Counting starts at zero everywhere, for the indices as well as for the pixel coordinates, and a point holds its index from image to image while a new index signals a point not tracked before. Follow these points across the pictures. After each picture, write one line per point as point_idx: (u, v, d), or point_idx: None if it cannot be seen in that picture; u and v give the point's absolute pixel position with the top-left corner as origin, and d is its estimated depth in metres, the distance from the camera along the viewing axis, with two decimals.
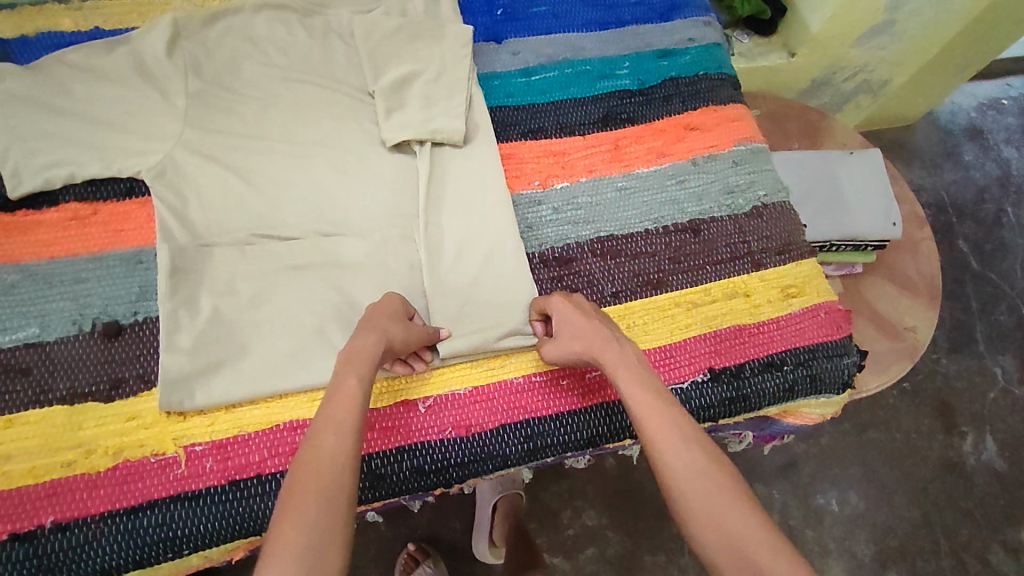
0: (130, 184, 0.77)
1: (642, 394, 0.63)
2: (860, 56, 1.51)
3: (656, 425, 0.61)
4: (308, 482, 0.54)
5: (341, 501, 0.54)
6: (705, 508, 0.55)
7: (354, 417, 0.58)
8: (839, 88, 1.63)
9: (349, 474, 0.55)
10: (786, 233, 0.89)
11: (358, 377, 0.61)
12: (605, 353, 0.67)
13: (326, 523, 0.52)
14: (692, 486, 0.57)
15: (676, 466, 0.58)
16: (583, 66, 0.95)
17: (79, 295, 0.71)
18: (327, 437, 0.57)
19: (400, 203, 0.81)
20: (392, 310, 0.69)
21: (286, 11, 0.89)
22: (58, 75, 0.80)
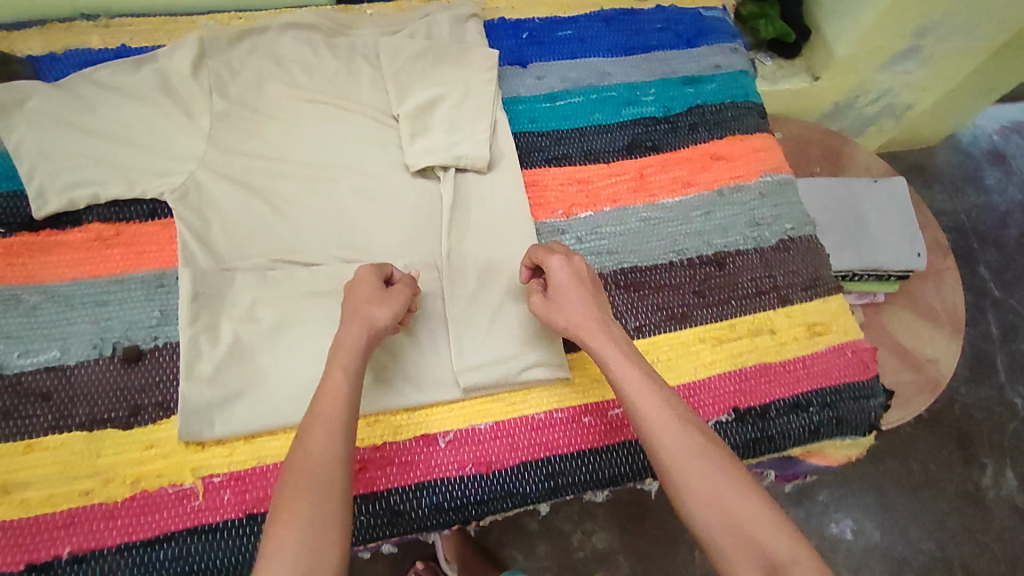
0: (153, 206, 0.77)
1: (634, 380, 0.66)
2: (884, 80, 1.49)
3: (650, 409, 0.64)
4: (301, 481, 0.57)
5: (331, 498, 0.58)
6: (700, 491, 0.60)
7: (341, 419, 0.61)
8: (861, 112, 1.60)
9: (339, 472, 0.59)
10: (812, 267, 0.88)
11: (343, 373, 0.64)
12: (595, 336, 0.69)
13: (321, 520, 0.56)
14: (688, 467, 0.61)
15: (671, 449, 0.62)
16: (608, 92, 0.94)
17: (100, 318, 0.71)
18: (314, 439, 0.60)
19: (422, 230, 0.80)
20: (372, 285, 0.69)
21: (313, 31, 0.88)
22: (85, 93, 0.79)
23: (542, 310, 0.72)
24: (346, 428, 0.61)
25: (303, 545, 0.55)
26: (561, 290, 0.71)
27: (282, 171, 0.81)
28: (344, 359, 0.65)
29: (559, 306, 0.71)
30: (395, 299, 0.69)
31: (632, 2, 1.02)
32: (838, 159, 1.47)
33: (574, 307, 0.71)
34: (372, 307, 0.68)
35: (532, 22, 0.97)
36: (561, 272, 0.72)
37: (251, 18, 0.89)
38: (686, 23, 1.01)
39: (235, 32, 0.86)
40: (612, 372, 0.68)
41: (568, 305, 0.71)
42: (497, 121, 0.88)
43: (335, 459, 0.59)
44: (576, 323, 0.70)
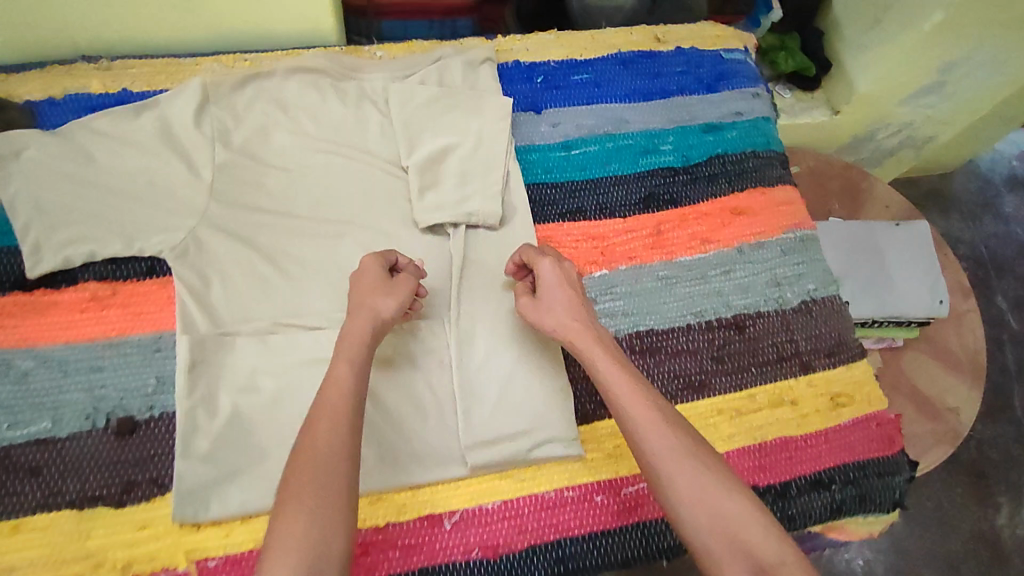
0: (151, 264, 0.74)
1: (622, 383, 0.65)
2: (906, 114, 1.43)
3: (639, 412, 0.63)
4: (302, 477, 0.57)
5: (334, 492, 0.57)
6: (691, 490, 0.59)
7: (347, 415, 0.61)
8: (880, 144, 1.55)
9: (344, 465, 0.58)
10: (836, 332, 0.84)
11: (349, 364, 0.64)
12: (584, 341, 0.68)
13: (323, 515, 0.55)
14: (675, 467, 0.60)
15: (659, 450, 0.61)
16: (625, 140, 0.90)
17: (94, 386, 0.68)
18: (319, 432, 0.59)
19: (430, 290, 0.77)
20: (375, 276, 0.70)
21: (320, 75, 0.85)
22: (84, 142, 0.76)
23: (530, 311, 0.71)
24: (352, 422, 0.61)
25: (304, 540, 0.54)
26: (547, 291, 0.71)
27: (286, 225, 0.77)
28: (352, 351, 0.65)
29: (546, 306, 0.71)
30: (400, 290, 0.70)
31: (650, 42, 0.97)
32: (856, 196, 1.40)
33: (558, 309, 0.70)
34: (378, 299, 0.68)
35: (547, 65, 0.93)
36: (550, 274, 0.72)
37: (256, 61, 0.85)
38: (707, 65, 0.97)
39: (240, 77, 0.82)
40: (599, 377, 0.67)
41: (556, 307, 0.70)
42: (510, 173, 0.84)
43: (340, 454, 0.59)
44: (561, 326, 0.70)
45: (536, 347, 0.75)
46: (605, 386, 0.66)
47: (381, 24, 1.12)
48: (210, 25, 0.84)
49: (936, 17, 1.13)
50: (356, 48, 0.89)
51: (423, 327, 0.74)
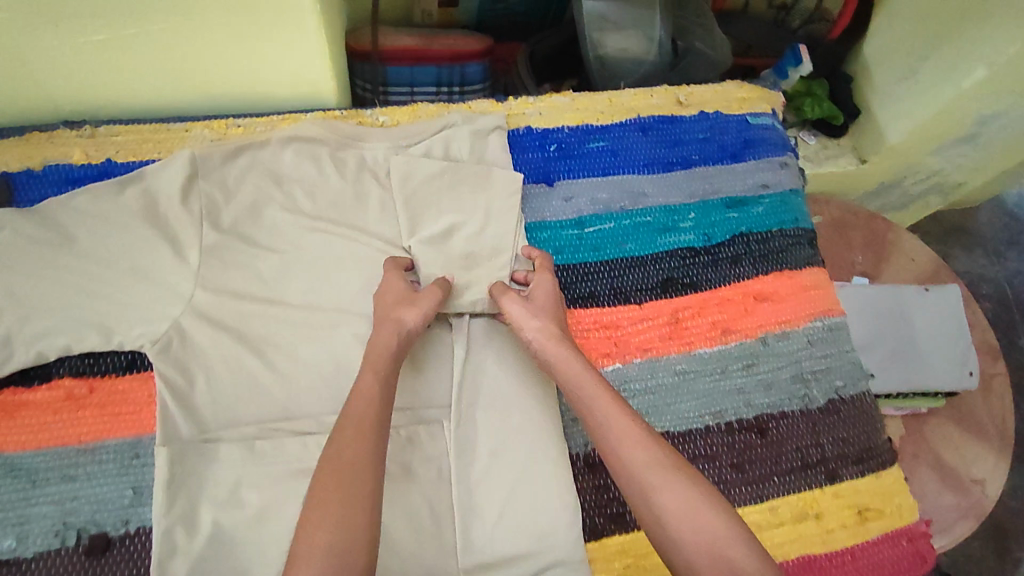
0: (131, 357, 0.69)
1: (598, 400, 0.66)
2: (935, 162, 1.30)
3: (617, 426, 0.64)
4: (326, 489, 0.57)
5: (359, 503, 0.57)
6: (672, 504, 0.58)
7: (371, 434, 0.60)
8: (905, 189, 1.44)
9: (369, 472, 0.58)
10: (863, 434, 0.79)
11: (375, 375, 0.64)
12: (564, 350, 0.69)
13: (348, 524, 0.55)
14: (652, 480, 0.60)
15: (637, 464, 0.61)
16: (642, 216, 0.84)
17: (65, 498, 0.63)
18: (346, 443, 0.59)
19: (430, 390, 0.72)
20: (401, 289, 0.71)
21: (317, 144, 0.79)
22: (62, 220, 0.70)
23: (514, 310, 0.72)
24: (378, 431, 0.61)
25: (330, 548, 0.53)
26: (539, 299, 0.73)
27: (278, 315, 0.72)
28: (378, 364, 0.65)
29: (535, 312, 0.72)
30: (424, 301, 0.71)
31: (672, 105, 0.91)
32: (883, 245, 1.24)
33: (547, 313, 0.72)
34: (405, 309, 0.69)
35: (561, 131, 0.87)
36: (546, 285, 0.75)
37: (249, 128, 0.80)
38: (731, 132, 0.91)
39: (231, 147, 0.76)
40: (575, 385, 0.67)
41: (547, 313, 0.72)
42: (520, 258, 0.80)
43: (365, 465, 0.58)
44: (545, 329, 0.71)
45: (544, 455, 0.70)
46: (584, 397, 0.66)
47: (386, 70, 1.05)
48: (200, 87, 0.78)
49: (978, 74, 1.00)
50: (357, 112, 0.83)
51: (423, 432, 0.71)
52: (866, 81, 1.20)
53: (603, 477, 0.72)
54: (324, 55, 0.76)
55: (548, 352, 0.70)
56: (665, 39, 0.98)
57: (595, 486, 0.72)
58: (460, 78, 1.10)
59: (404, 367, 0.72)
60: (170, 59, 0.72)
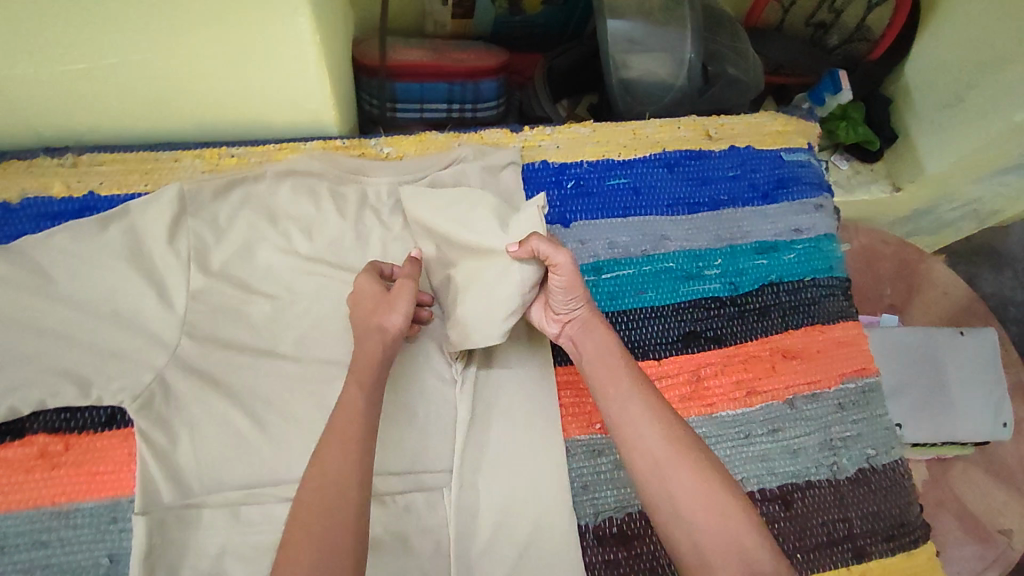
0: (112, 412, 0.64)
1: (616, 370, 0.63)
2: (975, 191, 1.12)
3: (638, 400, 0.60)
4: (309, 514, 0.52)
5: (345, 528, 0.52)
6: (684, 484, 0.56)
7: (360, 463, 0.55)
8: (940, 217, 1.22)
9: (355, 490, 0.54)
10: (895, 509, 0.74)
11: (360, 388, 0.59)
12: (594, 324, 0.65)
13: (330, 554, 0.50)
14: (670, 457, 0.57)
15: (651, 439, 0.58)
16: (664, 263, 0.78)
17: (36, 565, 0.59)
18: (331, 458, 0.54)
19: (429, 453, 0.67)
20: (376, 294, 0.64)
21: (315, 179, 0.74)
22: (39, 260, 0.65)
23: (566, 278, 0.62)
24: (367, 441, 0.56)
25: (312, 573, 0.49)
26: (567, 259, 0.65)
27: (268, 364, 0.67)
28: (366, 376, 0.59)
29: (562, 297, 0.64)
30: (400, 301, 0.63)
31: (700, 139, 0.86)
32: (914, 276, 1.09)
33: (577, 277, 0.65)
34: (391, 313, 0.62)
35: (579, 166, 0.81)
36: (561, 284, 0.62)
37: (243, 159, 0.75)
38: (764, 170, 0.86)
39: (223, 181, 0.71)
40: (596, 356, 0.64)
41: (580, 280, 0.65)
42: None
43: (351, 486, 0.53)
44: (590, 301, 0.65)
45: (551, 528, 0.65)
46: (602, 372, 0.63)
47: (394, 86, 0.98)
48: (194, 114, 0.72)
49: None
50: (360, 143, 0.78)
51: (421, 499, 0.66)
52: (907, 104, 1.11)
53: (612, 551, 0.66)
54: (324, 83, 0.70)
55: (583, 321, 0.65)
56: (695, 64, 0.91)
57: (604, 561, 0.66)
58: (473, 95, 1.02)
59: (403, 428, 0.67)
60: (163, 88, 0.67)
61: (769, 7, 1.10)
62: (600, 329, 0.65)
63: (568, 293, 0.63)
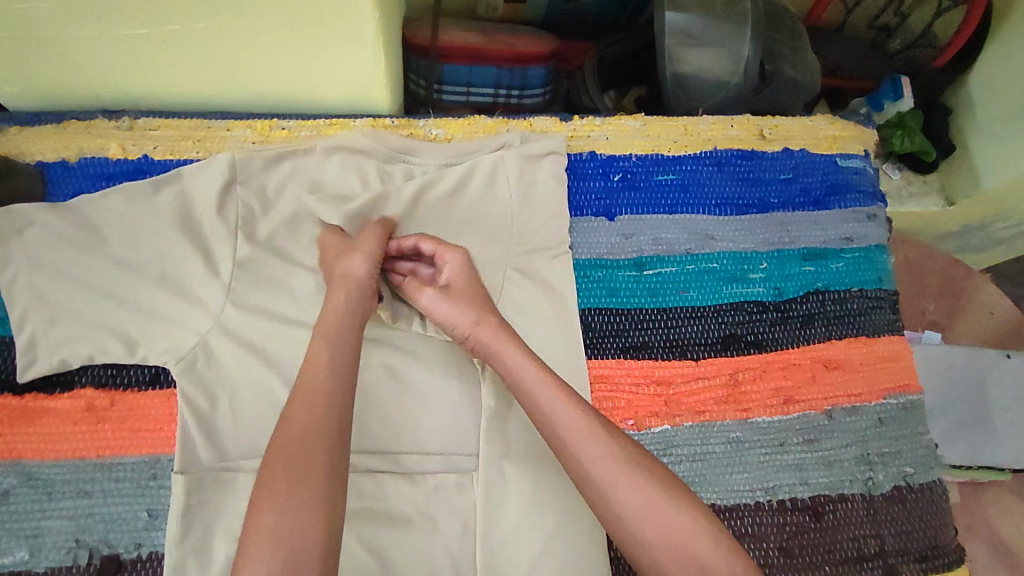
0: (155, 372, 0.65)
1: (553, 402, 0.59)
2: None
3: (570, 427, 0.58)
4: (276, 474, 0.52)
5: (320, 489, 0.52)
6: (631, 504, 0.54)
7: (327, 429, 0.55)
8: (995, 235, 1.16)
9: (326, 454, 0.54)
10: (931, 530, 0.72)
11: (324, 342, 0.60)
12: (500, 347, 0.63)
13: (300, 517, 0.50)
14: (612, 479, 0.55)
15: (596, 467, 0.56)
16: (708, 263, 0.77)
17: (80, 513, 0.60)
18: (295, 419, 0.55)
19: (462, 432, 0.67)
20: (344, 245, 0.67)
21: (364, 155, 0.75)
22: (93, 218, 0.66)
23: (434, 307, 0.65)
24: (334, 413, 0.56)
25: (280, 530, 0.49)
26: (455, 289, 0.66)
27: (307, 337, 0.68)
28: (331, 330, 0.60)
29: (444, 316, 0.65)
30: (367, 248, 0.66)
31: (753, 139, 0.84)
32: (958, 294, 1.05)
33: (476, 305, 0.65)
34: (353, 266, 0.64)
35: (628, 159, 0.80)
36: (436, 306, 0.65)
37: (294, 132, 0.76)
38: (817, 174, 0.84)
39: (273, 153, 0.72)
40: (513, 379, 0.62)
41: (470, 304, 0.65)
42: (553, 287, 0.74)
43: (317, 446, 0.54)
44: (478, 326, 0.63)
45: (578, 523, 0.64)
46: (520, 386, 0.61)
47: (443, 67, 0.97)
48: (248, 85, 0.73)
49: None
50: (409, 123, 0.78)
51: (451, 481, 0.66)
52: (967, 115, 1.07)
53: None
54: (381, 59, 0.70)
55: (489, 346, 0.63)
56: (752, 63, 0.89)
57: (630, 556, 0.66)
58: (521, 81, 1.01)
59: (438, 409, 0.68)
60: (225, 58, 0.68)
61: (832, 7, 1.05)
62: (500, 352, 0.63)
63: (452, 317, 0.64)
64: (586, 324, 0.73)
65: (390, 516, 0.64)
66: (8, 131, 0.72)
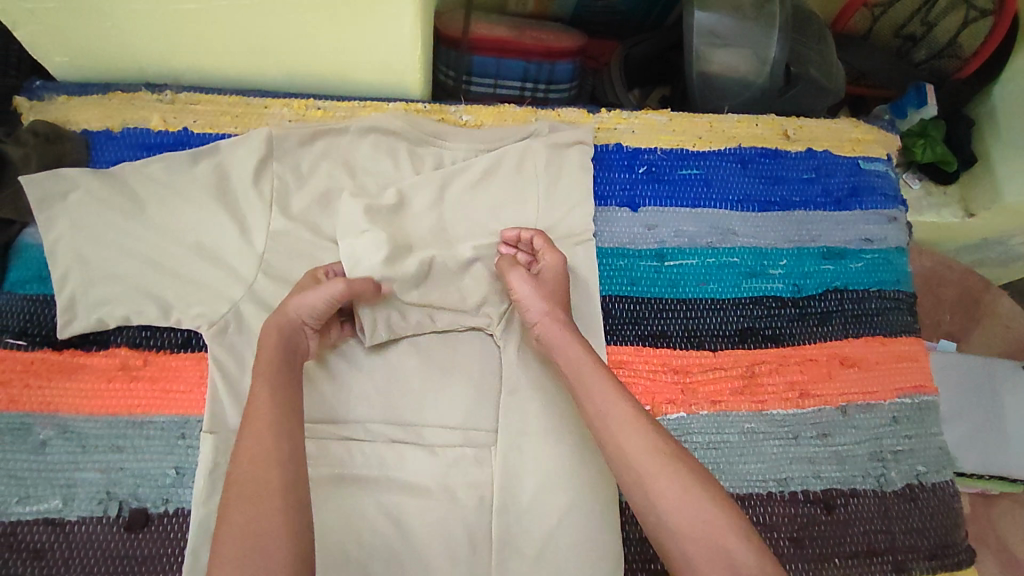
0: (187, 336, 0.67)
1: (600, 386, 0.61)
2: None
3: (613, 414, 0.59)
4: (240, 474, 0.52)
5: (279, 492, 0.51)
6: (668, 493, 0.54)
7: (289, 438, 0.55)
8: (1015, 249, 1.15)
9: (288, 463, 0.53)
10: (941, 528, 0.72)
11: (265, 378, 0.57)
12: (558, 335, 0.65)
13: (260, 520, 0.50)
14: (650, 466, 0.56)
15: (633, 451, 0.57)
16: (729, 257, 0.78)
17: (111, 467, 0.62)
18: (261, 428, 0.54)
19: (482, 409, 0.69)
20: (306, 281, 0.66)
21: (395, 137, 0.76)
22: (135, 186, 0.69)
23: (522, 287, 0.68)
24: (290, 424, 0.55)
25: (247, 529, 0.49)
26: (545, 280, 0.69)
27: None
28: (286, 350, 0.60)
29: (528, 298, 0.68)
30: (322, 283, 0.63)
31: (777, 138, 0.85)
32: (974, 306, 1.05)
33: (553, 298, 0.68)
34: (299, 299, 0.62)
35: (653, 152, 0.82)
36: (523, 287, 0.68)
37: (329, 112, 0.78)
38: (839, 175, 0.85)
39: (309, 131, 0.74)
40: (566, 365, 0.63)
41: (550, 295, 0.68)
42: (576, 272, 0.75)
43: (275, 448, 0.53)
44: (552, 314, 0.66)
45: (591, 501, 0.65)
46: (572, 372, 0.63)
47: (472, 59, 0.99)
48: (288, 64, 0.75)
49: None
50: (440, 108, 0.80)
51: (470, 456, 0.67)
52: (992, 128, 1.07)
53: None
54: (417, 44, 0.72)
55: (549, 332, 0.65)
56: (778, 62, 0.90)
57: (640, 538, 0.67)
58: (547, 75, 1.02)
59: (459, 387, 0.69)
60: (270, 38, 0.70)
61: (858, 14, 1.06)
62: (562, 339, 0.65)
63: (536, 301, 0.67)
64: (607, 311, 0.74)
65: (407, 485, 0.65)
66: (56, 99, 0.75)
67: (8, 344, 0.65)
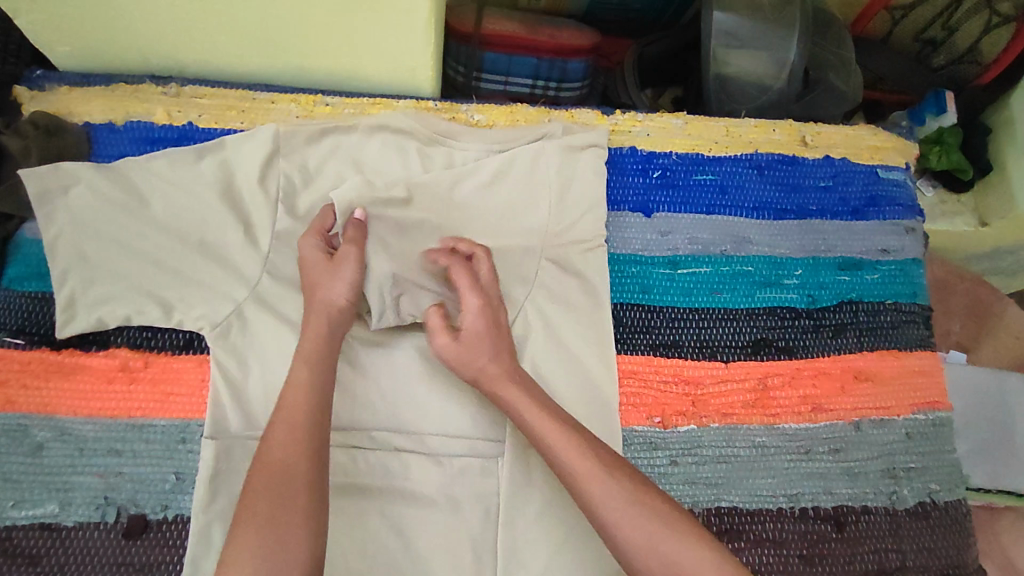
0: (189, 337, 0.65)
1: (562, 436, 0.59)
2: None
3: (568, 463, 0.57)
4: (259, 493, 0.51)
5: (298, 506, 0.51)
6: (631, 539, 0.53)
7: (306, 446, 0.53)
8: None
9: (307, 473, 0.52)
10: (953, 549, 0.71)
11: (308, 368, 0.58)
12: (507, 385, 0.62)
13: (279, 544, 0.49)
14: (615, 515, 0.54)
15: (598, 501, 0.55)
16: (744, 265, 0.77)
17: (109, 471, 0.61)
18: (275, 444, 0.53)
19: (489, 419, 0.67)
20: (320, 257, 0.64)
21: (405, 135, 0.74)
22: (138, 182, 0.67)
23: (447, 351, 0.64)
24: (312, 432, 0.55)
25: (256, 535, 0.49)
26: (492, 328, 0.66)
27: None
28: (311, 352, 0.59)
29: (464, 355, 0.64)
30: (344, 270, 0.63)
31: (795, 144, 0.83)
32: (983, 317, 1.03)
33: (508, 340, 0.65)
34: (333, 286, 0.62)
35: (667, 157, 0.80)
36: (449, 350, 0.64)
37: (337, 108, 0.76)
38: (856, 184, 0.83)
39: (317, 128, 0.72)
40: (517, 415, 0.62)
41: (482, 356, 0.64)
42: (586, 279, 0.74)
43: (298, 469, 0.52)
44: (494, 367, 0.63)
45: None
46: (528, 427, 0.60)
47: (483, 55, 0.97)
48: (296, 59, 0.73)
49: None
50: (452, 106, 0.78)
51: (476, 466, 0.66)
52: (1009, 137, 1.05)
53: None
54: (430, 41, 0.69)
55: (498, 381, 0.63)
56: (798, 67, 0.88)
57: None
58: (559, 74, 1.00)
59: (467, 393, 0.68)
60: (279, 32, 0.68)
61: (878, 17, 1.04)
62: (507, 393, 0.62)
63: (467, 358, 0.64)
64: (619, 318, 0.73)
65: (411, 494, 0.64)
66: (57, 90, 0.73)
67: (6, 343, 0.63)
